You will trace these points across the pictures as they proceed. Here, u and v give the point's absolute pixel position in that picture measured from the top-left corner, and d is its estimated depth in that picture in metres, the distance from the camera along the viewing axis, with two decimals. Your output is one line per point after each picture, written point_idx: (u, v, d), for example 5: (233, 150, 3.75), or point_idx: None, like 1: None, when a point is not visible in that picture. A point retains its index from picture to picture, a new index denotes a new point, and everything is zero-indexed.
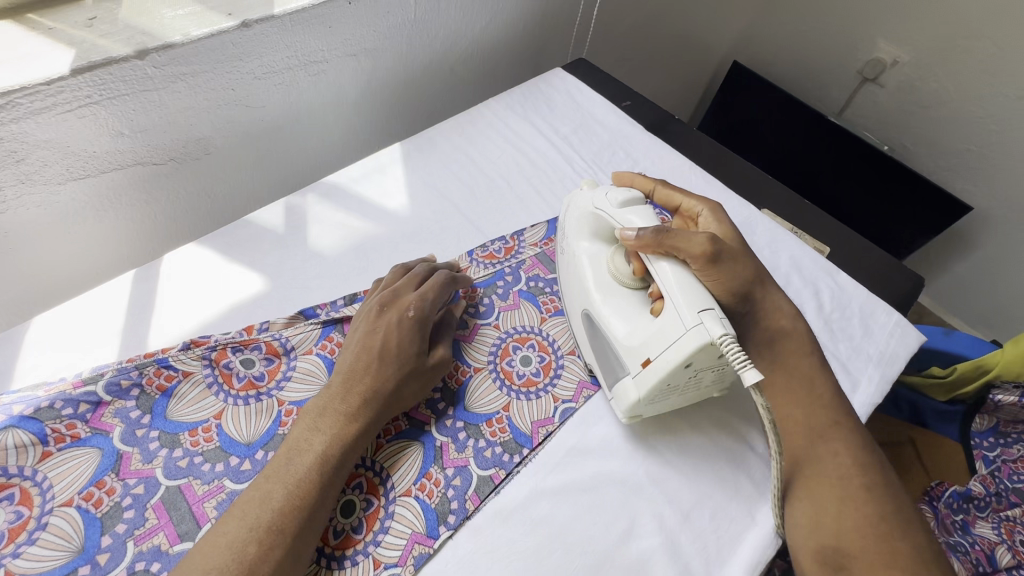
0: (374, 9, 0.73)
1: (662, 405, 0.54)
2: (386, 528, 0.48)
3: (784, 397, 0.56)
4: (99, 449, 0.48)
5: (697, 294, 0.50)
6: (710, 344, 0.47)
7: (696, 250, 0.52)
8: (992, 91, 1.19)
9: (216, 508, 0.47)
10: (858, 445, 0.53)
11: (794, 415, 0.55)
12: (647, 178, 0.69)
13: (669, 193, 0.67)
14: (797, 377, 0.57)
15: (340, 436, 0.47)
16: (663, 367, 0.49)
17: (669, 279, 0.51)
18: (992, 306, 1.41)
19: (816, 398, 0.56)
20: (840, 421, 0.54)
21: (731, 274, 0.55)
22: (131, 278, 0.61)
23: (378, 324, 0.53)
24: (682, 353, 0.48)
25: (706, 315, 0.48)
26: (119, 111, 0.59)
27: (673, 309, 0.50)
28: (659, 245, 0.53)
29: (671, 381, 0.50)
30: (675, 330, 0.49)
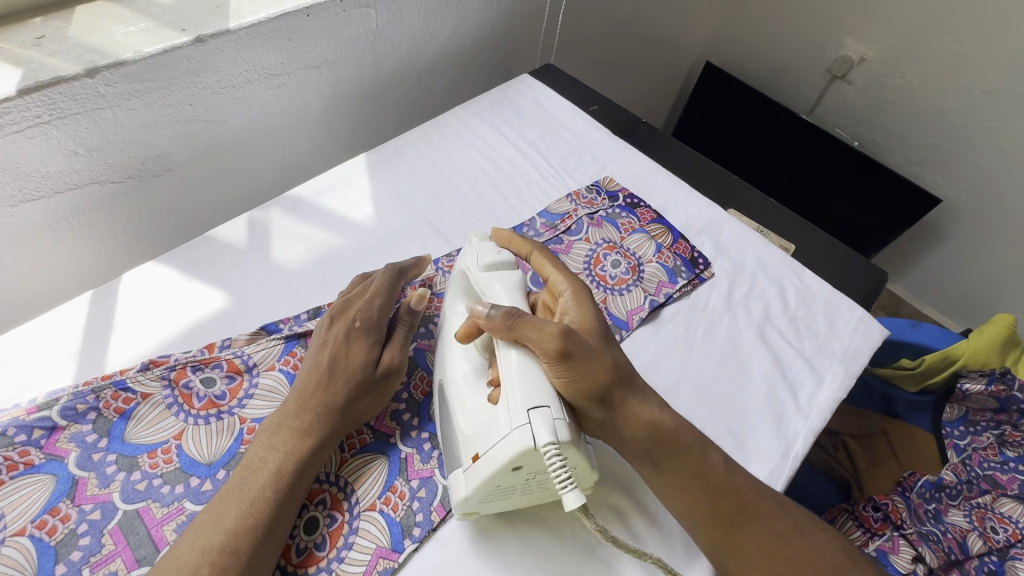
0: (333, 20, 0.72)
1: (505, 503, 0.49)
2: (349, 544, 0.48)
3: (680, 496, 0.50)
4: (53, 476, 0.47)
5: (535, 388, 0.45)
6: (534, 450, 0.42)
7: (547, 343, 0.46)
8: (954, 86, 1.22)
9: (175, 531, 0.47)
10: (770, 512, 0.51)
11: (699, 510, 0.50)
12: (522, 241, 0.61)
13: (540, 259, 0.58)
14: (686, 472, 0.50)
15: (292, 453, 0.47)
16: (484, 469, 0.44)
17: (510, 368, 0.46)
18: (964, 295, 1.44)
19: (715, 487, 0.50)
20: (746, 498, 0.50)
21: (587, 376, 0.46)
22: (89, 299, 0.60)
23: (328, 337, 0.53)
24: (505, 455, 0.43)
25: (536, 413, 0.43)
26: (72, 131, 0.58)
27: (508, 402, 0.45)
28: (506, 329, 0.47)
29: (501, 480, 0.45)
30: (502, 427, 0.44)
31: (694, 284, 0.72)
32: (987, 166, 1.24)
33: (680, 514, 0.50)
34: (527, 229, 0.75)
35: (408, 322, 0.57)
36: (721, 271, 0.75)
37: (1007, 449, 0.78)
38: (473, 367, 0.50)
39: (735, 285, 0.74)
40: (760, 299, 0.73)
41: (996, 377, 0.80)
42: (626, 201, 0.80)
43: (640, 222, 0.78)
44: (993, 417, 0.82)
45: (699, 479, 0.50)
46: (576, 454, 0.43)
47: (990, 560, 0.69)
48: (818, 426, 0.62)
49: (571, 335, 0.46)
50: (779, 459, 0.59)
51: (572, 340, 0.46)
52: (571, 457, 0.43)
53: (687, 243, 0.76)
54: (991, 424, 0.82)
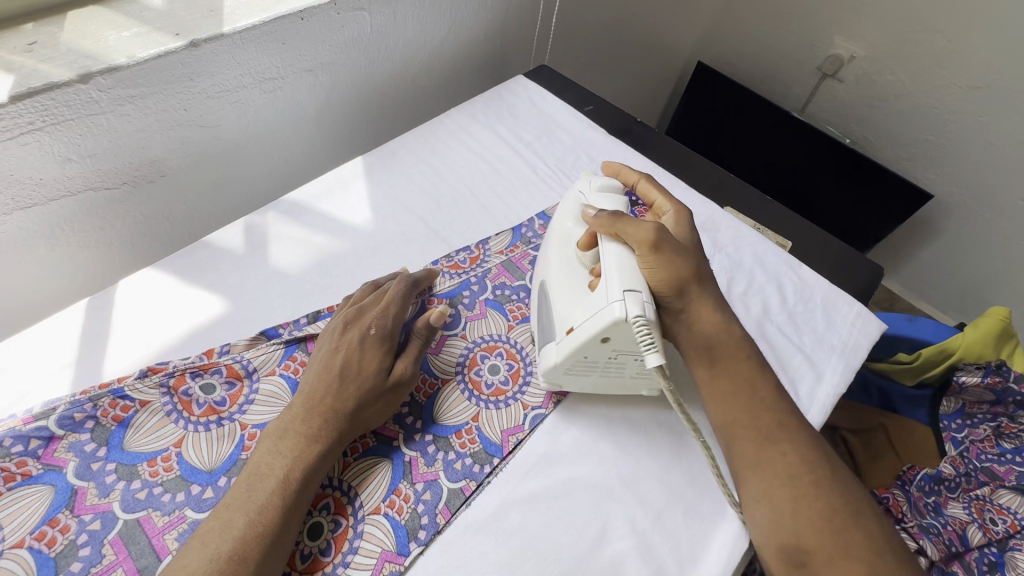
0: (328, 23, 0.72)
1: (591, 382, 0.55)
2: (355, 548, 0.47)
3: (725, 400, 0.53)
4: (52, 486, 0.46)
5: (629, 275, 0.50)
6: (623, 322, 0.47)
7: (643, 236, 0.52)
8: (944, 83, 1.23)
9: (177, 540, 0.46)
10: (804, 440, 0.51)
11: (736, 418, 0.52)
12: (630, 170, 0.68)
13: (647, 186, 0.65)
14: (737, 378, 0.54)
15: (300, 459, 0.46)
16: (577, 336, 0.50)
17: (608, 257, 0.52)
18: (957, 289, 1.45)
19: (759, 399, 0.53)
20: (786, 418, 0.52)
21: (672, 268, 0.52)
22: (85, 307, 0.60)
23: (341, 342, 0.53)
24: (598, 325, 0.48)
25: (629, 295, 0.48)
26: (66, 138, 0.57)
27: (605, 284, 0.50)
28: (609, 226, 0.54)
29: (588, 352, 0.51)
30: (600, 303, 0.49)
31: None
32: (979, 161, 1.25)
33: (720, 422, 0.53)
34: (525, 229, 0.75)
35: (423, 335, 0.56)
36: (718, 268, 0.75)
37: (1004, 441, 0.78)
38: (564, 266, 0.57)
39: (733, 282, 0.74)
40: (758, 294, 0.73)
41: (992, 369, 0.79)
42: None
43: None
44: (989, 410, 0.82)
45: (741, 386, 0.54)
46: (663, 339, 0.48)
47: (989, 551, 0.68)
48: (818, 421, 0.62)
49: (665, 232, 0.53)
50: None
51: (664, 237, 0.53)
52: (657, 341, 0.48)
53: None
54: (989, 416, 0.82)
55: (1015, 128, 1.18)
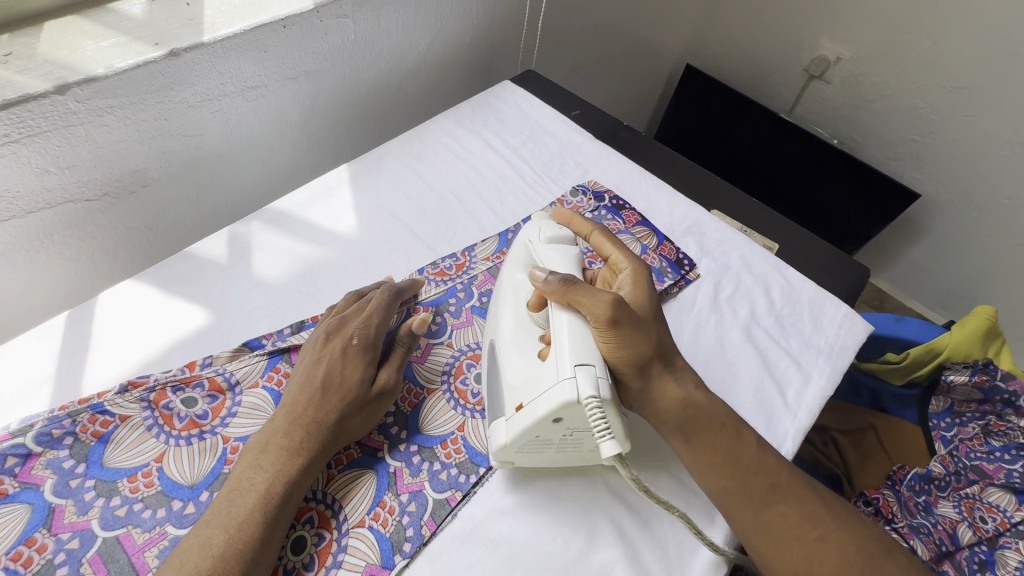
0: (311, 31, 0.72)
1: (547, 459, 0.52)
2: (339, 562, 0.47)
3: (711, 471, 0.51)
4: (28, 505, 0.46)
5: (584, 350, 0.47)
6: (577, 403, 0.45)
7: (599, 310, 0.49)
8: (928, 84, 1.24)
9: (157, 557, 0.45)
10: (800, 494, 0.51)
11: (727, 488, 0.51)
12: (584, 219, 0.63)
13: (604, 238, 0.61)
14: (718, 448, 0.51)
15: (281, 473, 0.46)
16: (526, 417, 0.47)
17: (563, 329, 0.49)
18: (946, 288, 1.46)
19: (747, 465, 0.51)
20: (777, 478, 0.51)
21: (631, 344, 0.50)
22: (64, 320, 0.59)
23: (324, 353, 0.53)
24: (549, 404, 0.45)
25: (581, 370, 0.46)
26: (43, 150, 0.56)
27: (557, 357, 0.48)
28: (562, 295, 0.51)
29: (540, 431, 0.47)
30: (550, 378, 0.47)
31: (680, 285, 0.72)
32: (965, 160, 1.26)
33: (710, 491, 0.52)
34: (512, 235, 0.75)
35: (406, 344, 0.56)
36: (705, 272, 0.75)
37: (992, 439, 0.78)
38: (518, 330, 0.53)
39: (720, 286, 0.74)
40: (746, 298, 0.73)
41: (979, 368, 0.81)
42: (612, 202, 0.81)
43: (625, 225, 0.78)
44: (978, 408, 0.82)
45: (722, 454, 0.51)
46: (620, 417, 0.46)
47: (980, 549, 0.68)
48: (807, 424, 0.62)
49: (622, 305, 0.50)
50: None
51: (622, 310, 0.50)
52: (613, 419, 0.46)
53: (672, 245, 0.76)
54: (977, 415, 0.82)
55: (1000, 126, 1.19)
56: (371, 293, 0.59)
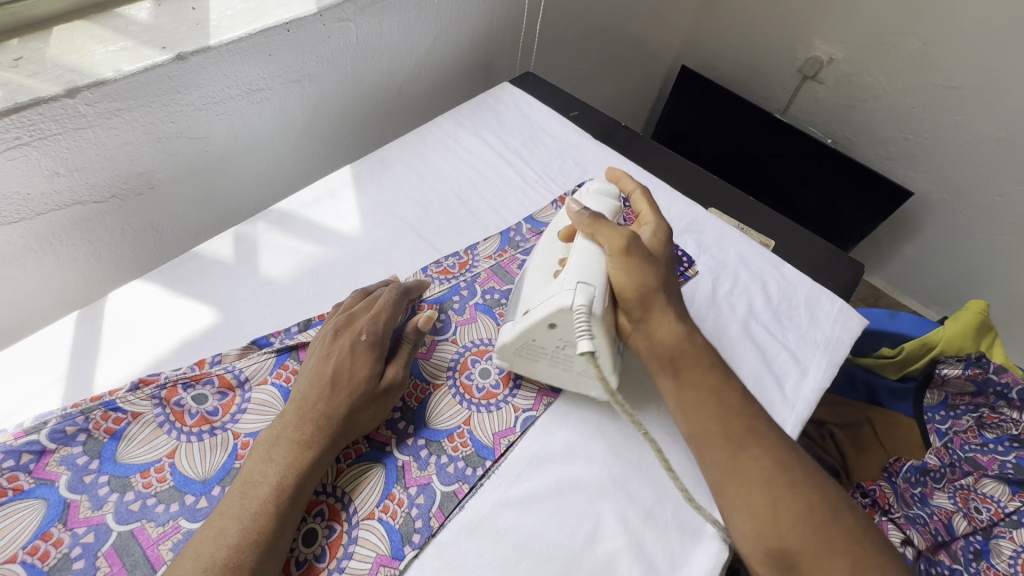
0: (315, 34, 0.73)
1: (542, 373, 0.58)
2: (350, 554, 0.48)
3: (694, 409, 0.53)
4: (44, 500, 0.46)
5: (592, 270, 0.54)
6: (569, 308, 0.51)
7: (616, 240, 0.56)
8: (920, 83, 1.26)
9: (171, 550, 0.46)
10: (775, 443, 0.51)
11: (707, 427, 0.52)
12: (629, 179, 0.69)
13: (640, 197, 0.66)
14: (703, 385, 0.54)
15: (293, 465, 0.47)
16: (528, 319, 0.54)
17: (578, 252, 0.56)
18: (941, 284, 1.48)
19: (728, 405, 0.53)
20: (756, 423, 0.52)
21: (639, 276, 0.56)
22: (74, 320, 0.60)
23: (332, 349, 0.54)
24: (546, 307, 0.53)
25: (581, 284, 0.52)
26: (52, 153, 0.57)
27: (564, 273, 0.55)
28: (587, 226, 0.58)
29: (536, 334, 0.54)
30: (554, 288, 0.54)
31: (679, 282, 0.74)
32: (957, 158, 1.28)
33: (689, 431, 0.53)
34: (514, 233, 0.76)
35: (413, 340, 0.57)
36: (704, 269, 0.76)
37: (985, 431, 0.80)
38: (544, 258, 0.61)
39: (718, 282, 0.75)
40: (744, 294, 0.74)
41: (972, 361, 0.83)
42: None
43: None
44: (971, 401, 0.85)
45: (708, 393, 0.53)
46: (606, 334, 0.52)
47: (975, 539, 0.69)
48: (805, 416, 0.64)
49: (637, 241, 0.57)
50: None
51: (635, 244, 0.57)
52: (598, 333, 0.52)
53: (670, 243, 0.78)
54: (970, 407, 0.84)
55: (990, 125, 1.21)
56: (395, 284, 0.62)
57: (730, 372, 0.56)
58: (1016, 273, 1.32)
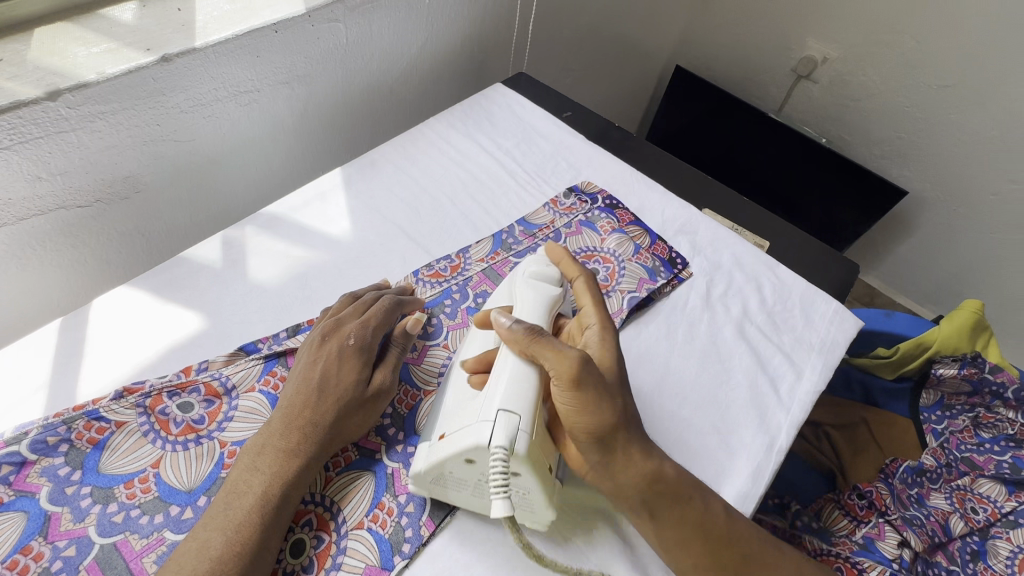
0: (304, 35, 0.72)
1: (470, 504, 0.49)
2: (338, 564, 0.47)
3: (681, 549, 0.48)
4: (24, 513, 0.45)
5: (519, 398, 0.46)
6: (485, 447, 0.44)
7: (562, 366, 0.47)
8: (913, 82, 1.26)
9: (155, 563, 0.45)
10: (767, 562, 0.50)
11: (698, 565, 0.48)
12: (572, 263, 0.60)
13: (582, 286, 0.59)
14: (685, 525, 0.48)
15: (278, 475, 0.46)
16: (443, 450, 0.47)
17: (509, 376, 0.48)
18: (936, 283, 1.48)
19: (717, 540, 0.49)
20: (747, 548, 0.50)
21: (592, 410, 0.48)
22: (58, 326, 0.59)
23: (319, 354, 0.53)
24: (463, 442, 0.45)
25: (502, 419, 0.45)
26: (34, 157, 0.56)
27: (487, 398, 0.47)
28: (521, 342, 0.49)
29: (453, 467, 0.47)
30: (472, 417, 0.47)
31: (673, 284, 0.73)
32: (951, 157, 1.28)
33: (676, 569, 0.49)
34: (506, 236, 0.75)
35: (402, 344, 0.56)
36: (698, 271, 0.76)
37: (982, 430, 0.80)
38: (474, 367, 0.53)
39: (713, 284, 0.75)
40: (738, 296, 0.74)
41: (968, 360, 0.82)
42: (606, 202, 0.81)
43: (620, 223, 0.79)
44: (967, 401, 0.85)
45: (692, 532, 0.48)
46: (535, 470, 0.45)
47: (972, 540, 0.69)
48: (800, 419, 0.63)
49: (589, 365, 0.48)
50: (764, 456, 0.60)
51: (587, 370, 0.48)
52: (524, 470, 0.45)
53: (664, 244, 0.77)
54: (967, 407, 0.85)
55: (983, 124, 1.21)
56: (389, 290, 0.63)
57: (712, 495, 0.51)
58: (1011, 271, 1.32)
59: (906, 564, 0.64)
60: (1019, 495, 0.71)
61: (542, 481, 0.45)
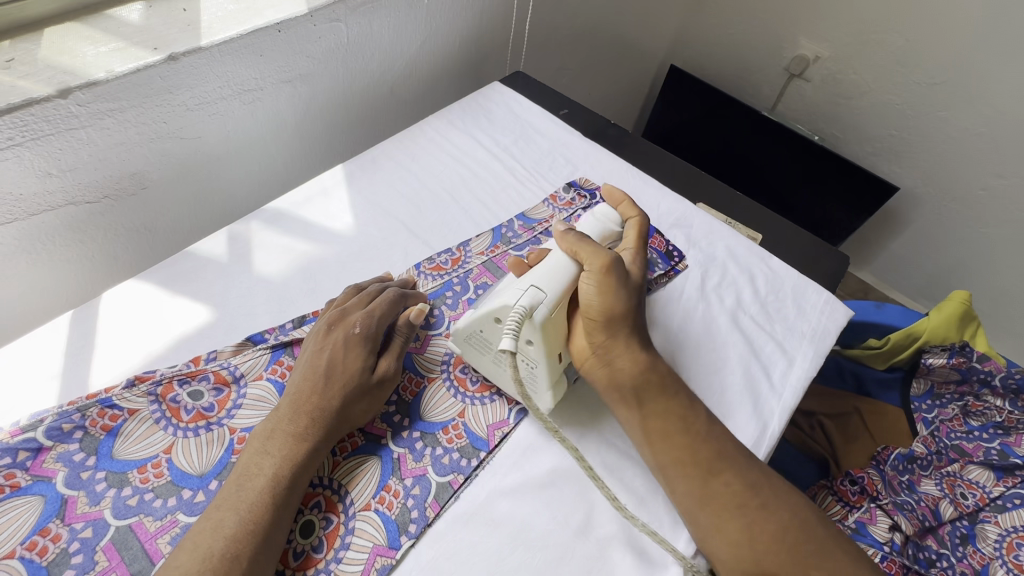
0: (306, 35, 0.74)
1: (490, 373, 0.58)
2: (347, 544, 0.48)
3: (661, 437, 0.53)
4: (41, 496, 0.47)
5: (552, 280, 0.54)
6: (510, 306, 0.51)
7: (598, 260, 0.55)
8: (903, 80, 1.29)
9: (169, 543, 0.46)
10: (740, 465, 0.52)
11: (675, 456, 0.52)
12: (632, 204, 0.66)
13: (633, 223, 0.65)
14: (667, 414, 0.54)
15: (289, 457, 0.47)
16: (481, 308, 0.54)
17: (549, 262, 0.56)
18: (927, 277, 1.50)
19: (694, 433, 0.53)
20: (722, 447, 0.53)
21: (611, 299, 0.55)
22: (68, 319, 0.60)
23: (326, 343, 0.55)
24: (495, 303, 0.53)
25: (531, 289, 0.53)
26: (44, 153, 0.58)
27: (528, 276, 0.55)
28: (569, 239, 0.57)
29: (482, 327, 0.55)
30: (510, 287, 0.55)
31: (669, 275, 0.75)
32: (940, 153, 1.31)
33: (657, 461, 0.53)
34: (505, 229, 0.77)
35: (405, 334, 0.58)
36: (693, 262, 0.78)
37: (971, 419, 0.82)
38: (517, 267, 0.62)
39: (707, 276, 0.77)
40: (732, 287, 0.76)
41: (956, 350, 0.84)
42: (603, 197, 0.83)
43: None
44: (956, 389, 0.87)
45: (673, 419, 0.54)
46: (544, 342, 0.53)
47: (962, 524, 0.71)
48: (792, 404, 0.65)
49: (620, 265, 0.56)
50: (755, 440, 0.62)
51: (618, 267, 0.56)
52: (535, 337, 0.53)
53: (660, 237, 0.79)
54: (956, 396, 0.86)
55: (972, 121, 1.23)
56: (392, 282, 0.64)
57: (695, 402, 0.56)
58: (1001, 265, 1.35)
59: (898, 547, 0.67)
60: (1007, 480, 0.73)
61: (548, 355, 0.54)
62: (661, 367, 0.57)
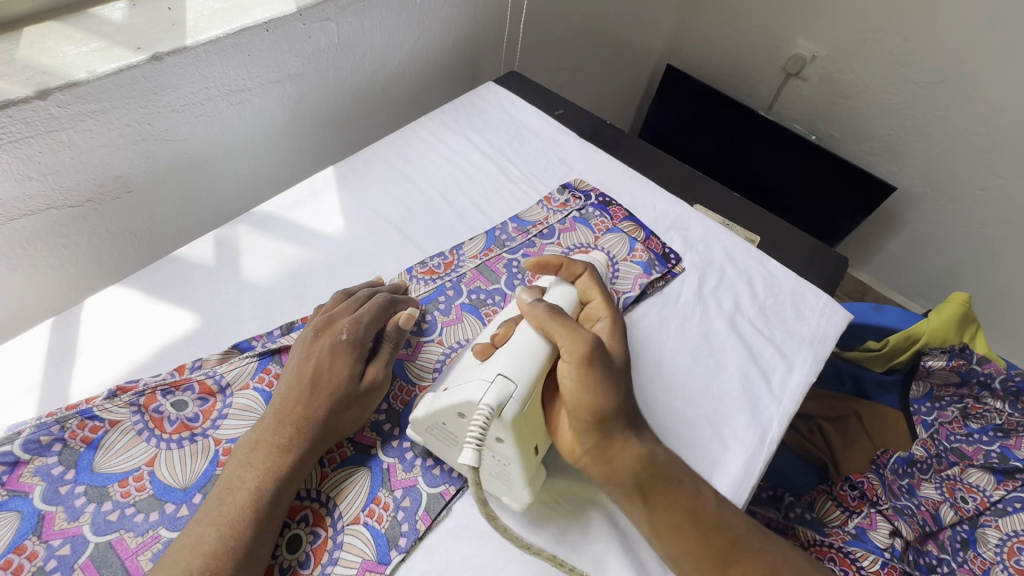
0: (295, 34, 0.72)
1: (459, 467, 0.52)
2: (335, 559, 0.47)
3: (671, 534, 0.49)
4: (18, 512, 0.45)
5: (524, 366, 0.49)
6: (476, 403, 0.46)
7: (577, 348, 0.50)
8: (901, 79, 1.28)
9: (150, 560, 0.45)
10: (757, 545, 0.50)
11: (688, 550, 0.49)
12: (575, 261, 0.61)
13: (591, 283, 0.60)
14: (676, 509, 0.49)
15: (273, 470, 0.46)
16: (442, 400, 0.49)
17: (520, 346, 0.51)
18: (925, 278, 1.50)
19: (708, 523, 0.49)
20: (737, 531, 0.50)
21: (597, 392, 0.49)
22: (49, 326, 0.58)
23: (312, 350, 0.53)
24: (460, 396, 0.48)
25: (499, 380, 0.47)
26: (24, 157, 0.56)
27: (494, 363, 0.50)
28: (540, 317, 0.52)
29: (446, 420, 0.49)
30: (475, 377, 0.49)
31: (666, 278, 0.74)
32: (939, 153, 1.30)
33: (669, 555, 0.50)
34: (499, 232, 0.76)
35: (395, 339, 0.57)
36: (690, 265, 0.76)
37: (971, 421, 0.83)
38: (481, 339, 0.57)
39: (705, 279, 0.75)
40: (729, 290, 0.75)
41: (956, 352, 0.84)
42: (598, 199, 0.82)
43: (613, 221, 0.79)
44: (956, 392, 0.88)
45: (684, 515, 0.49)
46: (517, 440, 0.47)
47: (962, 528, 0.70)
48: (791, 410, 0.64)
49: (601, 349, 0.50)
50: (755, 446, 0.61)
51: (600, 353, 0.50)
52: (506, 436, 0.47)
53: (658, 239, 0.78)
54: (955, 398, 0.87)
55: (970, 120, 1.22)
56: (382, 287, 0.63)
57: (699, 484, 0.51)
58: (999, 266, 1.35)
59: (897, 553, 0.64)
60: (1007, 483, 0.73)
61: (523, 454, 0.48)
62: (661, 457, 0.51)
